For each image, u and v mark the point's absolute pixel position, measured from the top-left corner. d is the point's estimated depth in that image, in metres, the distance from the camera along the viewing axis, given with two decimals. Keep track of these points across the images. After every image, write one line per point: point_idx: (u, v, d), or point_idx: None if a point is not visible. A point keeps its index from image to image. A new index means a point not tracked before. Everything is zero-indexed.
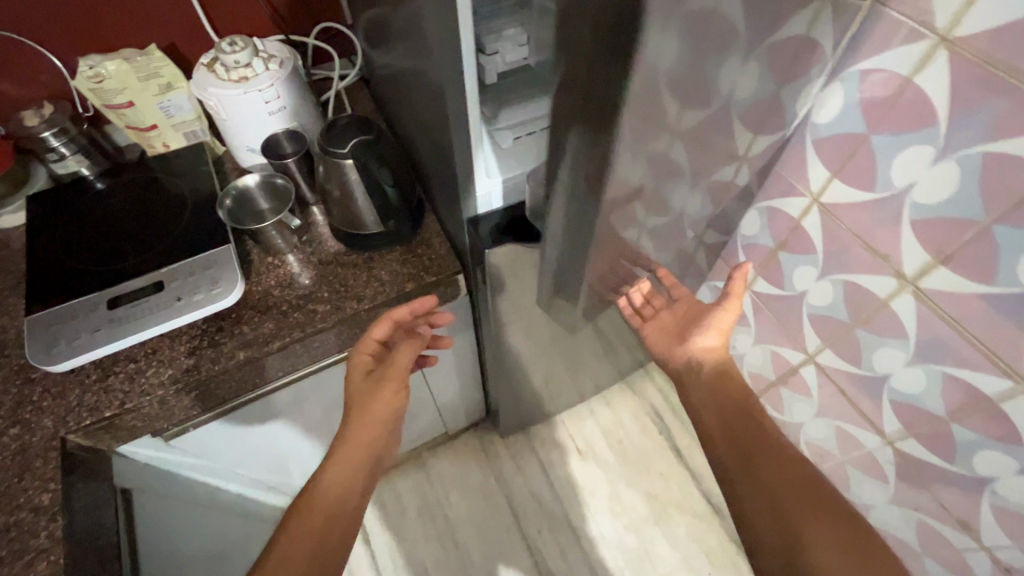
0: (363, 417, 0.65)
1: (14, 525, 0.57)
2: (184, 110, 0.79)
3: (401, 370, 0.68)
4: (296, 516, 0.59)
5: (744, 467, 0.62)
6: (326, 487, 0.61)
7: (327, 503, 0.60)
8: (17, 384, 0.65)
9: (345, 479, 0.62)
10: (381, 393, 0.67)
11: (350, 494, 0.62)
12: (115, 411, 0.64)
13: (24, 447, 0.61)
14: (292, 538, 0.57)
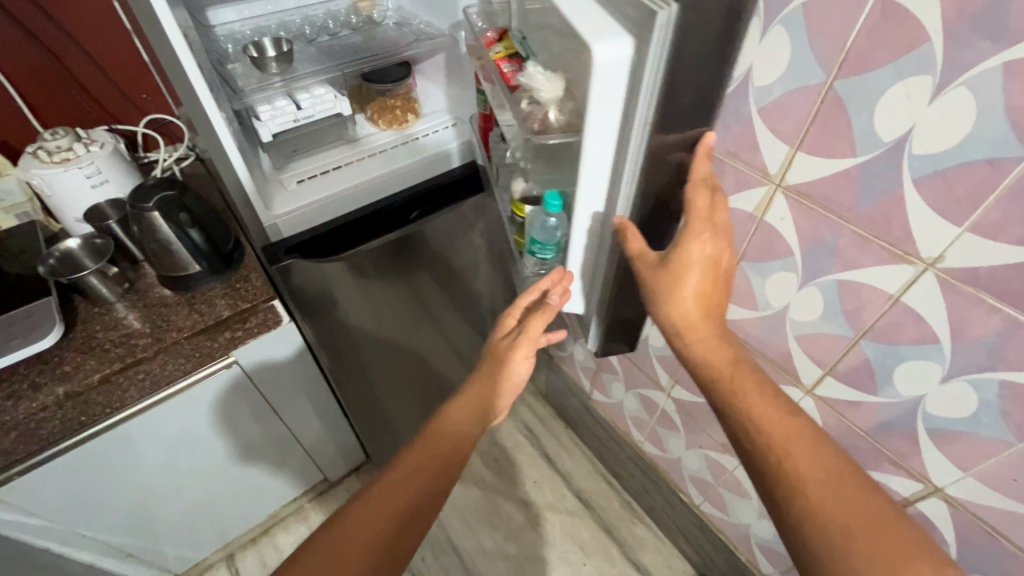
0: (498, 368, 0.71)
1: None
2: (15, 193, 0.91)
3: (536, 335, 0.71)
4: (421, 452, 0.66)
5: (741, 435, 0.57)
6: (453, 426, 0.69)
7: (451, 436, 0.68)
8: None
9: (472, 422, 0.69)
10: (517, 355, 0.71)
11: (469, 437, 0.69)
12: None
13: None
14: (416, 462, 0.65)
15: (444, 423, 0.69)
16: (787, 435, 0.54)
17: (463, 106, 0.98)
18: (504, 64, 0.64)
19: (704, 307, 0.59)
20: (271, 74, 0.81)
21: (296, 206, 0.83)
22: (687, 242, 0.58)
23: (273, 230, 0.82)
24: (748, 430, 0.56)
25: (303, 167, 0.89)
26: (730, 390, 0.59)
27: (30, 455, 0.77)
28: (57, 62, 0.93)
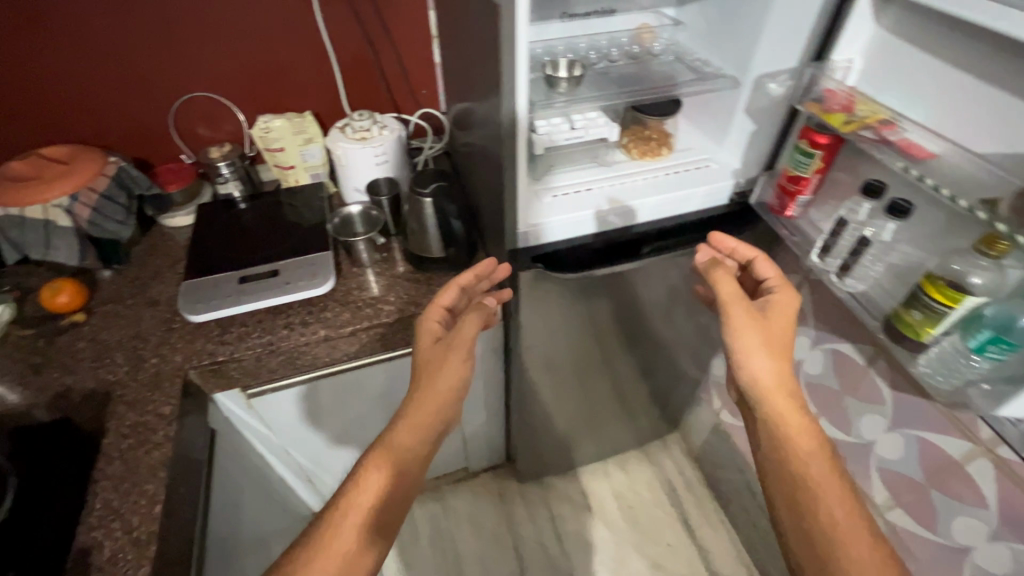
0: (431, 380, 0.70)
1: (142, 422, 0.75)
2: (315, 158, 1.08)
3: (468, 335, 0.72)
4: (369, 480, 0.65)
5: (791, 486, 0.64)
6: (398, 451, 0.67)
7: (395, 457, 0.66)
8: (162, 328, 0.88)
9: (417, 440, 0.68)
10: (449, 363, 0.71)
11: (415, 457, 0.68)
12: (225, 357, 0.84)
13: (158, 371, 0.82)
14: (367, 490, 0.64)
15: (389, 449, 0.67)
16: (829, 488, 0.63)
17: (722, 149, 0.95)
18: (883, 129, 0.63)
19: (780, 375, 0.69)
20: (559, 92, 0.86)
21: (552, 222, 0.86)
22: (772, 298, 0.74)
23: (526, 234, 0.86)
24: (799, 481, 0.64)
25: (557, 182, 0.92)
26: (791, 447, 0.66)
27: (283, 377, 0.91)
28: (375, 55, 1.09)
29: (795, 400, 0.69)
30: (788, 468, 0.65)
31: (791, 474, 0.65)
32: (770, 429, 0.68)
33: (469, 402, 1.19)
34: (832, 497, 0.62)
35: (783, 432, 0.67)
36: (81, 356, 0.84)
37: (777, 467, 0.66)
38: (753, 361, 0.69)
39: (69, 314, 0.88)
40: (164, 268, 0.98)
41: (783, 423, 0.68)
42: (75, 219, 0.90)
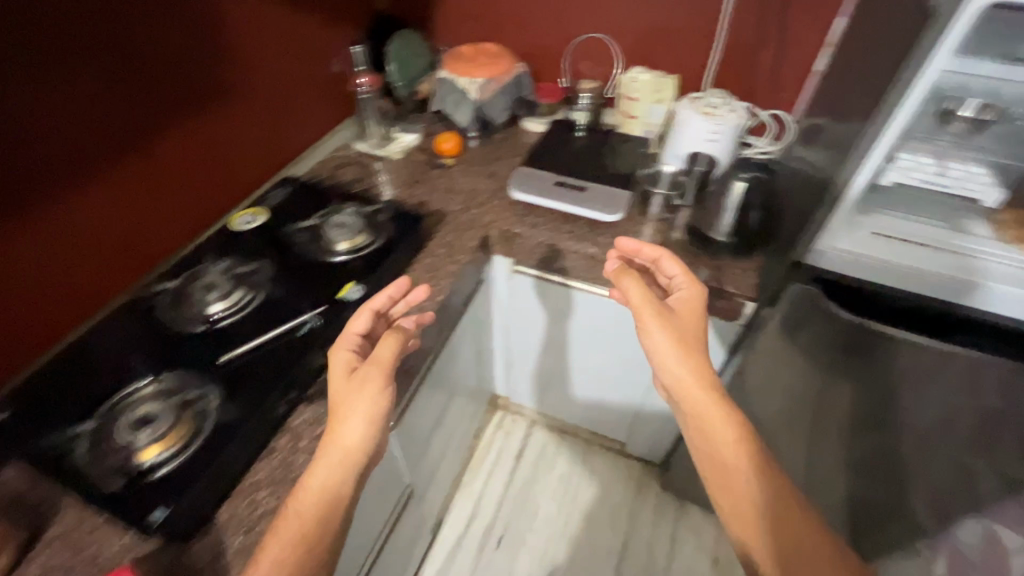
0: (347, 413, 0.64)
1: (453, 244, 1.02)
2: (655, 117, 1.22)
3: (386, 361, 0.67)
4: (286, 525, 0.58)
5: (732, 493, 0.68)
6: (316, 491, 0.60)
7: (309, 498, 0.60)
8: (489, 193, 1.15)
9: (343, 475, 0.62)
10: (367, 390, 0.65)
11: (336, 497, 0.60)
12: (520, 233, 1.06)
13: (475, 219, 1.09)
14: (282, 537, 0.57)
15: (308, 489, 0.60)
16: (759, 476, 0.68)
17: None
18: None
19: (695, 372, 0.72)
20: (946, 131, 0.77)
21: (858, 255, 0.82)
22: (681, 299, 0.79)
23: (823, 255, 0.84)
24: (735, 484, 0.68)
25: (887, 223, 0.85)
26: (715, 444, 0.70)
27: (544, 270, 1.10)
28: (759, 46, 1.13)
29: (715, 393, 0.72)
30: (731, 476, 0.69)
31: (724, 479, 0.69)
32: (699, 430, 0.72)
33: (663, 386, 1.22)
34: (764, 487, 0.67)
35: (717, 440, 0.70)
36: (439, 186, 1.16)
37: (717, 475, 0.70)
38: (659, 343, 0.74)
39: (445, 157, 1.22)
40: (509, 155, 1.25)
41: (704, 415, 0.71)
42: (480, 96, 1.22)
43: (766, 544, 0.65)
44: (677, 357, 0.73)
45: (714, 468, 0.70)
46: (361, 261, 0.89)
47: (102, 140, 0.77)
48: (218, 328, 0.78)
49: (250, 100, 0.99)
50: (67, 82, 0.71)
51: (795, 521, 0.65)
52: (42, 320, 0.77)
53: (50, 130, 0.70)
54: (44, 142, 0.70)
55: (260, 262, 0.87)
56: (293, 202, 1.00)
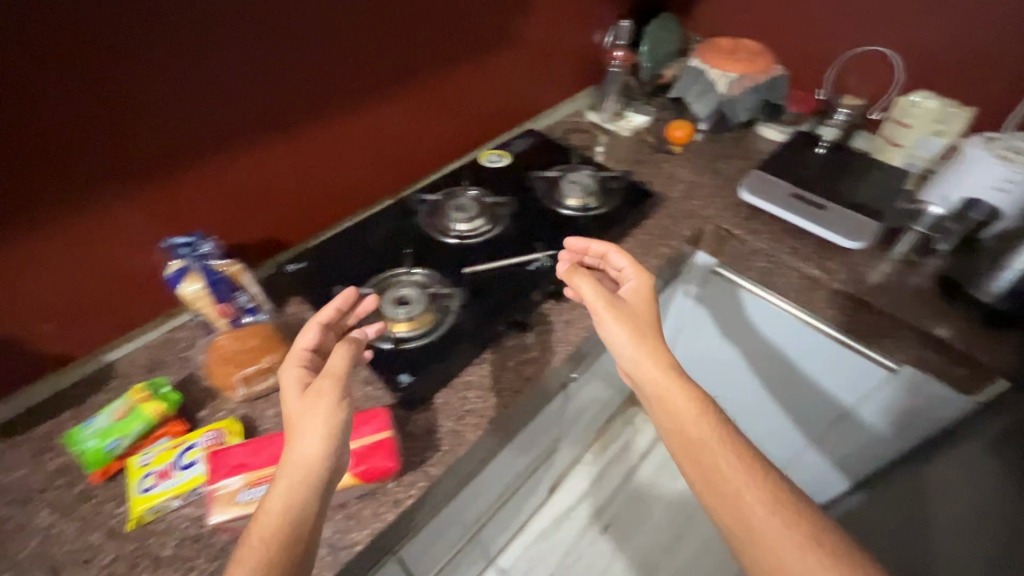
0: (293, 433, 0.54)
1: (670, 229, 1.03)
2: (927, 151, 1.08)
3: (340, 368, 0.59)
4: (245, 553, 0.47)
5: (701, 469, 0.60)
6: (276, 512, 0.50)
7: (269, 530, 0.48)
8: (713, 188, 1.12)
9: (303, 497, 0.51)
10: (315, 402, 0.56)
11: (289, 523, 0.49)
12: (738, 235, 1.04)
13: (695, 210, 1.08)
14: (238, 568, 0.46)
15: (265, 510, 0.49)
16: (741, 476, 0.58)
17: None
18: None
19: (654, 350, 0.67)
20: None
21: None
22: (630, 284, 0.73)
23: None
24: (707, 456, 0.60)
25: None
26: (692, 445, 0.61)
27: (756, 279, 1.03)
28: None
29: (679, 377, 0.65)
30: (714, 481, 0.58)
31: (695, 455, 0.60)
32: (668, 425, 0.63)
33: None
34: (742, 476, 0.58)
35: (679, 421, 0.63)
36: (662, 170, 1.16)
37: (700, 480, 0.60)
38: (614, 328, 0.69)
39: (674, 144, 1.21)
40: (738, 156, 1.21)
41: (669, 410, 0.63)
42: (727, 92, 1.19)
43: (749, 520, 0.56)
44: (633, 342, 0.67)
45: (680, 445, 0.62)
46: (586, 222, 0.93)
47: (271, 96, 0.75)
48: (464, 245, 0.88)
49: (529, 61, 1.11)
50: (215, 37, 0.66)
51: (761, 483, 0.58)
52: (320, 211, 0.91)
53: (292, 65, 0.75)
54: (207, 100, 0.69)
55: (506, 198, 0.95)
56: (533, 152, 1.07)
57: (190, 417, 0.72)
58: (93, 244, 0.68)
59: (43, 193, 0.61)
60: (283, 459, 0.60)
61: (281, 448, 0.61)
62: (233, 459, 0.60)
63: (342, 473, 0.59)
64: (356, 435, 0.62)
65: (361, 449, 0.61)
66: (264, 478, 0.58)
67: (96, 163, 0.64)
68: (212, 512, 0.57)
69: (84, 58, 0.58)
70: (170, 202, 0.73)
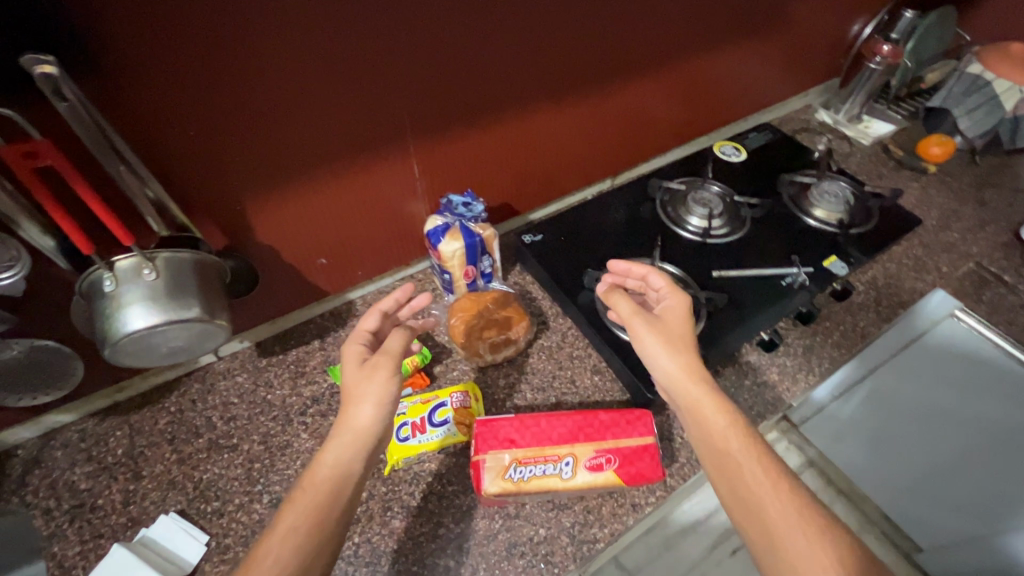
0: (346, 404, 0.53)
1: (922, 262, 0.90)
2: None
3: (394, 351, 0.56)
4: (295, 500, 0.47)
5: (750, 512, 0.48)
6: (324, 469, 0.49)
7: (317, 491, 0.48)
8: (975, 222, 0.97)
9: (348, 454, 0.50)
10: (360, 378, 0.54)
11: (344, 478, 0.49)
12: (1010, 282, 0.91)
13: (952, 243, 0.94)
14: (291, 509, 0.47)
15: (318, 464, 0.49)
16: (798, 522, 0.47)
17: None
18: None
19: (693, 373, 0.56)
20: None
21: None
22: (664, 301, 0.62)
23: None
24: (739, 470, 0.50)
25: None
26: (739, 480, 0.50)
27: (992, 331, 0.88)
28: None
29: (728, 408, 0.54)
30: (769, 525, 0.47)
31: (729, 466, 0.51)
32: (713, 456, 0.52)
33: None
34: (798, 522, 0.47)
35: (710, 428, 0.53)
36: (910, 189, 1.02)
37: (751, 522, 0.48)
38: (651, 347, 0.58)
39: (927, 163, 1.05)
40: (1006, 188, 1.03)
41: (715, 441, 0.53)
42: (1016, 108, 1.01)
43: (775, 543, 0.46)
44: (671, 356, 0.57)
45: (721, 476, 0.51)
46: (845, 237, 0.83)
47: (554, 79, 0.74)
48: (703, 239, 0.81)
49: (786, 39, 0.98)
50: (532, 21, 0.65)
51: (818, 526, 0.47)
52: (548, 190, 0.89)
53: (581, 50, 0.73)
54: (504, 78, 0.69)
55: (756, 199, 0.86)
56: (774, 150, 0.98)
57: (429, 371, 0.73)
58: (372, 203, 0.70)
59: (343, 146, 0.62)
60: (552, 444, 0.58)
61: (548, 431, 0.59)
62: (502, 432, 0.59)
63: (609, 470, 0.58)
64: (623, 433, 0.59)
65: (629, 449, 0.58)
66: (533, 459, 0.57)
67: (401, 110, 0.63)
68: (484, 481, 0.57)
69: (432, 28, 0.58)
70: (440, 157, 0.71)
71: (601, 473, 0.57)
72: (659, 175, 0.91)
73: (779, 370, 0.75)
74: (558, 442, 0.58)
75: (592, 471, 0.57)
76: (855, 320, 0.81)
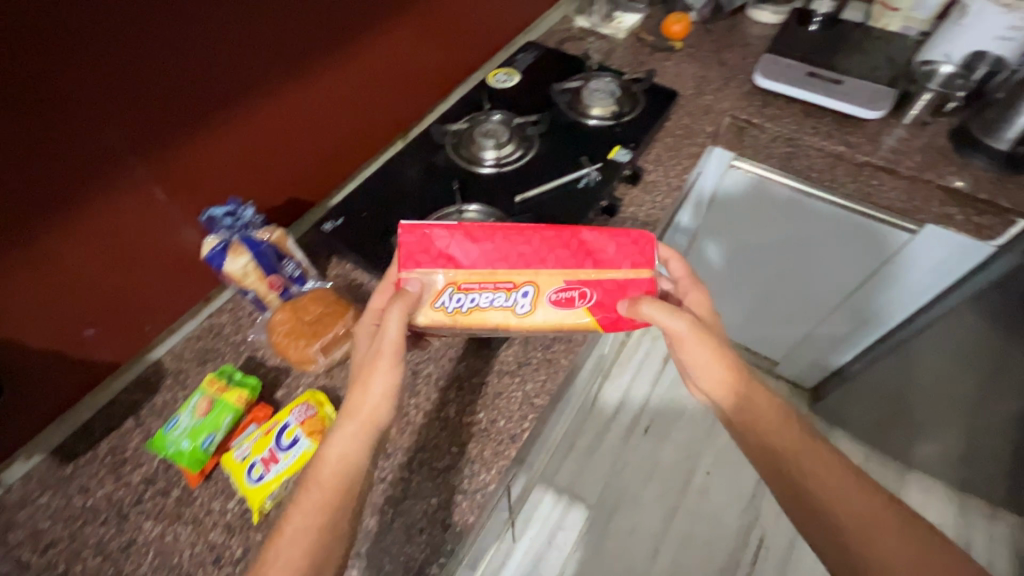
0: (362, 388, 0.53)
1: (694, 131, 1.01)
2: (924, 12, 1.08)
3: (399, 339, 0.52)
4: (303, 498, 0.50)
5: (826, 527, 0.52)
6: (333, 464, 0.51)
7: (324, 482, 0.50)
8: (723, 83, 1.10)
9: (355, 446, 0.51)
10: (371, 367, 0.52)
11: (349, 466, 0.51)
12: (758, 123, 1.02)
13: (711, 106, 1.06)
14: (302, 510, 0.49)
15: (323, 461, 0.51)
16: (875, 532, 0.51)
17: None
18: None
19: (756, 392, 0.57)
20: None
21: None
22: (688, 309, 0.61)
23: None
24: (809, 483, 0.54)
25: None
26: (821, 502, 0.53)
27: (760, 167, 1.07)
28: None
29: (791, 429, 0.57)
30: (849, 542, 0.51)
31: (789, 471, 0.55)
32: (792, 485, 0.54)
33: (851, 312, 1.27)
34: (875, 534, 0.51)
35: (743, 399, 0.57)
36: (666, 70, 1.13)
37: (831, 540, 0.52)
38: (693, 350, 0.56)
39: (672, 41, 1.16)
40: (738, 45, 1.18)
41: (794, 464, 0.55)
42: None
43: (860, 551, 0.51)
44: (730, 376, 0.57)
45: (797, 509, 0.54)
46: (621, 128, 0.89)
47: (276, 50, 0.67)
48: (502, 170, 0.82)
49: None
50: None
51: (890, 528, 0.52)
52: (332, 170, 0.83)
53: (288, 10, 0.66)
54: (210, 63, 0.60)
55: (535, 115, 0.89)
56: (543, 65, 1.01)
57: (270, 399, 0.67)
58: (114, 251, 0.60)
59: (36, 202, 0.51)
60: (505, 269, 0.55)
61: (506, 253, 0.55)
62: (439, 247, 0.55)
63: (580, 305, 0.56)
64: (611, 264, 0.56)
65: (612, 280, 0.56)
66: (477, 287, 0.55)
67: (97, 140, 0.54)
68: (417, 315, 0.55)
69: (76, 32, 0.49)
70: (178, 172, 0.63)
71: (574, 307, 0.55)
72: (441, 121, 0.89)
73: None
74: (515, 269, 0.55)
75: (555, 307, 0.55)
76: (652, 199, 0.88)
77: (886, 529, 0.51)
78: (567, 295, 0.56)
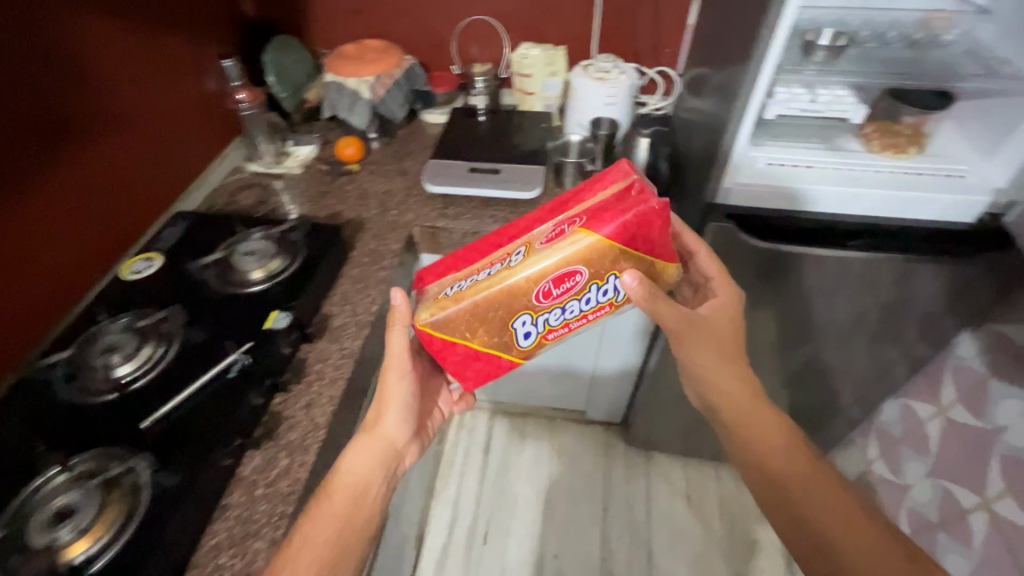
0: (381, 403, 0.66)
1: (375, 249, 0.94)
2: (553, 91, 1.23)
3: (405, 345, 0.62)
4: (322, 507, 0.59)
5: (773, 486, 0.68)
6: (346, 475, 0.62)
7: (343, 485, 0.61)
8: (404, 192, 1.09)
9: (371, 453, 0.63)
10: (393, 383, 0.64)
11: (366, 480, 0.62)
12: (441, 225, 1.02)
13: (395, 217, 1.03)
14: (321, 517, 0.58)
15: (341, 475, 0.61)
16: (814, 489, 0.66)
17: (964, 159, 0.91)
18: None
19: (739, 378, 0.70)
20: (812, 60, 0.84)
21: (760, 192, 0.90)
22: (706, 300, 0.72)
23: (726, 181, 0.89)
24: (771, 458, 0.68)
25: (784, 152, 0.91)
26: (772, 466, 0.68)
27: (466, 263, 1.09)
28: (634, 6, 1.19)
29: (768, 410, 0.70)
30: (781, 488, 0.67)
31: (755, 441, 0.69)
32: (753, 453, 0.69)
33: None
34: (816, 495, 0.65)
35: (753, 422, 0.69)
36: (349, 193, 1.09)
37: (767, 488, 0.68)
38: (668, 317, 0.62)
39: (350, 164, 1.15)
40: (416, 151, 1.21)
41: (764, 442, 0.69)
42: (374, 94, 1.17)
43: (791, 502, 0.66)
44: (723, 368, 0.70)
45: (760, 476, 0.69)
46: (281, 288, 0.82)
47: None
48: (127, 390, 0.69)
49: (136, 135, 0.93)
50: None
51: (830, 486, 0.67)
52: None
53: None
54: None
55: (168, 307, 0.78)
56: (191, 239, 0.91)
57: None
58: None
59: None
60: (504, 245, 0.61)
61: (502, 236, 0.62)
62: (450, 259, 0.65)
63: (571, 231, 0.57)
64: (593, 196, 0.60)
65: (598, 204, 0.59)
66: (474, 270, 0.60)
67: None
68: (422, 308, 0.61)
69: None
70: None
71: (565, 234, 0.57)
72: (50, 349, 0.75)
73: (288, 452, 0.66)
74: (511, 241, 0.61)
75: (546, 246, 0.58)
76: (336, 347, 0.78)
77: (833, 509, 0.64)
78: (557, 234, 0.58)
